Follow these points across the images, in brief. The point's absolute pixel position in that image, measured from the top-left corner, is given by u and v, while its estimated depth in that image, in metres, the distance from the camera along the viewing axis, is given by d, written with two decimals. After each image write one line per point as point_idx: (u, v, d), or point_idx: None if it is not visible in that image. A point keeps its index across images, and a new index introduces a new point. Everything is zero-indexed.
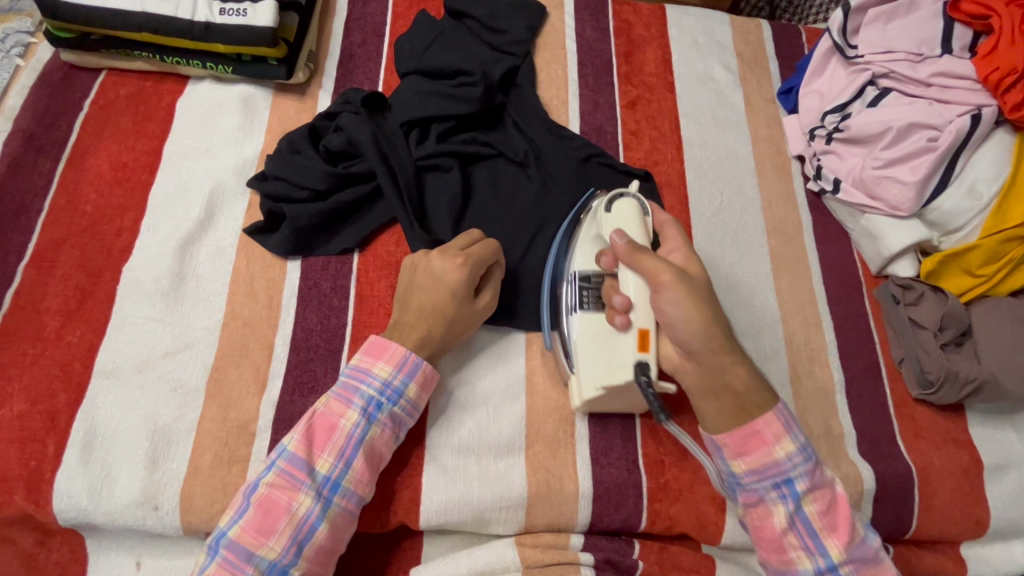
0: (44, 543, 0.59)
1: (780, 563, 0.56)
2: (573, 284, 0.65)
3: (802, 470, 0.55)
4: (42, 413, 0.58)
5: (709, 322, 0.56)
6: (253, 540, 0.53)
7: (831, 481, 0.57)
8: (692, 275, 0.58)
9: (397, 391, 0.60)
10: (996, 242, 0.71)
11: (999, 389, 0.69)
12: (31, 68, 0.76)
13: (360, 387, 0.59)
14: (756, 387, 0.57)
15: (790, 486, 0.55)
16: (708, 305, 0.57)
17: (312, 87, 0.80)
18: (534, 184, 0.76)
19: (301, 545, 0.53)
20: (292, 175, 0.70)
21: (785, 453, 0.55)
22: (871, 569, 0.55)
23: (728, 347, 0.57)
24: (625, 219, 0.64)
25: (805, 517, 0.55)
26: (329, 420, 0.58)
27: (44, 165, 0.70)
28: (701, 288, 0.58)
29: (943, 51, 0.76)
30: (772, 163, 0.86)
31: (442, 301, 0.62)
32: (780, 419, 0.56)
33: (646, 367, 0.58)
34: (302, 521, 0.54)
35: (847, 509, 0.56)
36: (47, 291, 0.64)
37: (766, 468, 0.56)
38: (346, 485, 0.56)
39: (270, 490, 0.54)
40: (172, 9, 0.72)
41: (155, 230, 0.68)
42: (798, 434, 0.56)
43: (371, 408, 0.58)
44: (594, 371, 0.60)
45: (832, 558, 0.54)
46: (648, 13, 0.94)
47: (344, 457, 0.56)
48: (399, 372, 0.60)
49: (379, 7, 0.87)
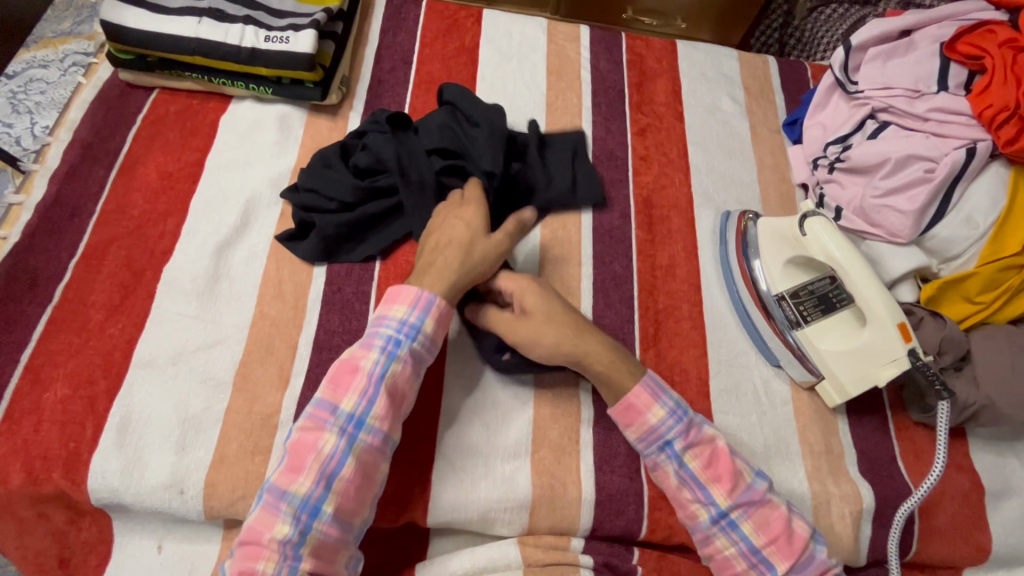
0: (75, 521, 0.63)
1: (685, 518, 0.63)
2: (787, 303, 0.75)
3: (676, 431, 0.63)
4: (83, 399, 0.63)
5: (551, 340, 0.65)
6: (285, 478, 0.56)
7: (710, 436, 0.64)
8: (530, 300, 0.67)
9: (414, 328, 0.62)
10: (994, 270, 0.73)
11: (997, 413, 0.70)
12: (91, 85, 0.84)
13: (379, 330, 0.62)
14: (609, 352, 0.66)
15: (670, 448, 0.63)
16: (543, 311, 0.67)
17: (344, 109, 0.86)
18: (542, 223, 0.81)
19: (330, 479, 0.56)
20: (323, 187, 0.75)
21: (657, 419, 0.63)
22: (760, 510, 0.62)
23: (574, 347, 0.65)
24: (827, 239, 0.72)
25: (691, 472, 0.62)
26: (352, 363, 0.60)
27: (98, 172, 0.77)
28: (539, 326, 0.66)
29: (939, 89, 0.80)
30: (776, 191, 0.90)
31: (461, 229, 0.68)
32: (647, 390, 0.64)
33: (917, 353, 0.67)
34: (329, 458, 0.56)
35: (728, 460, 0.63)
36: (94, 286, 0.69)
37: (648, 436, 0.64)
38: (370, 422, 0.58)
39: (300, 433, 0.58)
40: (221, 35, 0.79)
41: (194, 234, 0.74)
42: (667, 400, 0.64)
43: (391, 346, 0.61)
44: (856, 371, 0.70)
45: (720, 506, 0.62)
46: (660, 47, 1.00)
47: (367, 395, 0.59)
48: (414, 310, 0.63)
49: (408, 37, 0.94)
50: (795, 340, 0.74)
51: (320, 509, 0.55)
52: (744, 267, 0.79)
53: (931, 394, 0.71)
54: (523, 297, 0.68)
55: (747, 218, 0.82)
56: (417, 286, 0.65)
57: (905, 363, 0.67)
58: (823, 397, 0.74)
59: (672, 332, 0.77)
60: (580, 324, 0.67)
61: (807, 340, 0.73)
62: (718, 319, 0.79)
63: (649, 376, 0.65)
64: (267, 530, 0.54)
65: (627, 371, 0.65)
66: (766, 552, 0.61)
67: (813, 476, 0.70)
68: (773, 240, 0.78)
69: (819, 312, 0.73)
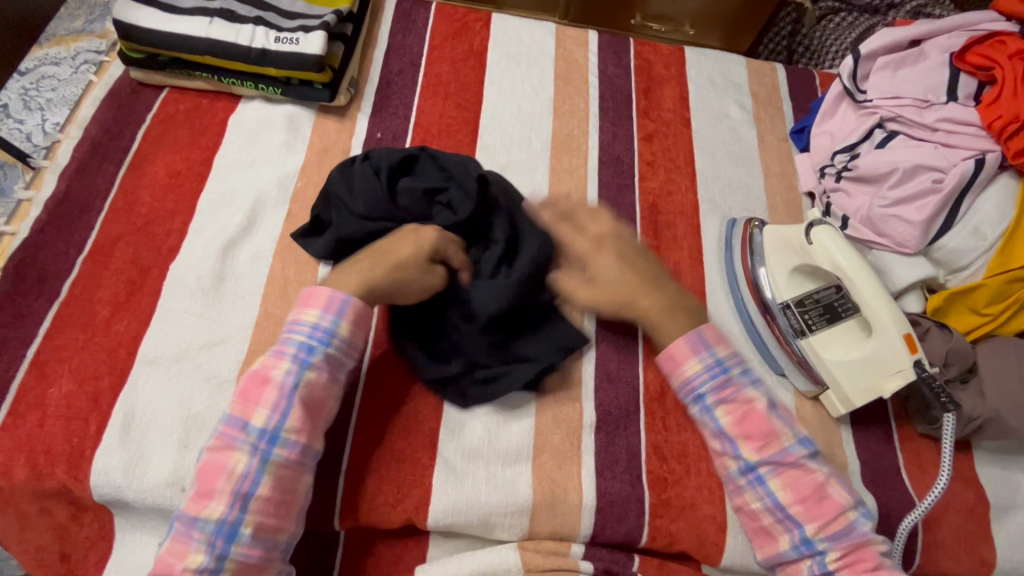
0: (77, 517, 0.63)
1: (718, 468, 0.64)
2: (792, 311, 0.74)
3: (710, 385, 0.63)
4: (88, 394, 0.63)
5: (619, 297, 0.68)
6: (196, 505, 0.54)
7: (746, 396, 0.63)
8: (597, 261, 0.69)
9: (327, 332, 0.61)
10: (1002, 282, 0.72)
11: (1005, 426, 0.69)
12: (103, 83, 0.85)
13: (290, 338, 0.60)
14: (666, 307, 0.67)
15: (703, 402, 0.64)
16: (612, 266, 0.69)
17: (352, 110, 0.87)
18: None
19: (244, 498, 0.54)
20: (353, 186, 0.71)
21: (693, 372, 0.64)
22: (791, 471, 0.60)
23: (635, 300, 0.68)
24: (833, 247, 0.72)
25: (722, 426, 0.62)
26: (261, 375, 0.59)
27: (108, 169, 0.77)
28: (606, 278, 0.69)
29: (949, 99, 0.79)
30: (783, 199, 0.89)
31: (407, 246, 0.65)
32: (688, 345, 0.65)
33: (923, 364, 0.67)
34: (242, 477, 0.55)
35: (763, 420, 0.62)
36: (101, 282, 0.69)
37: (683, 389, 0.65)
38: (284, 435, 0.57)
39: (210, 455, 0.56)
40: (232, 36, 0.80)
41: (201, 232, 0.74)
42: (706, 354, 0.64)
43: (302, 353, 0.60)
44: (861, 381, 0.69)
45: (748, 460, 0.61)
46: (668, 53, 1.00)
47: (279, 408, 0.57)
48: (327, 313, 0.61)
49: (417, 40, 0.94)
50: (799, 349, 0.73)
51: (237, 532, 0.54)
52: (749, 274, 0.79)
53: (936, 406, 0.71)
54: (590, 261, 0.70)
55: (754, 225, 0.82)
56: (337, 286, 0.64)
57: (910, 374, 0.67)
58: (827, 407, 0.74)
59: None
60: (646, 278, 0.69)
61: (812, 349, 0.72)
62: (722, 325, 0.78)
63: (693, 335, 0.65)
64: (182, 560, 0.53)
65: (677, 326, 0.66)
66: (793, 511, 0.59)
67: None
68: (778, 248, 0.77)
69: (825, 320, 0.73)
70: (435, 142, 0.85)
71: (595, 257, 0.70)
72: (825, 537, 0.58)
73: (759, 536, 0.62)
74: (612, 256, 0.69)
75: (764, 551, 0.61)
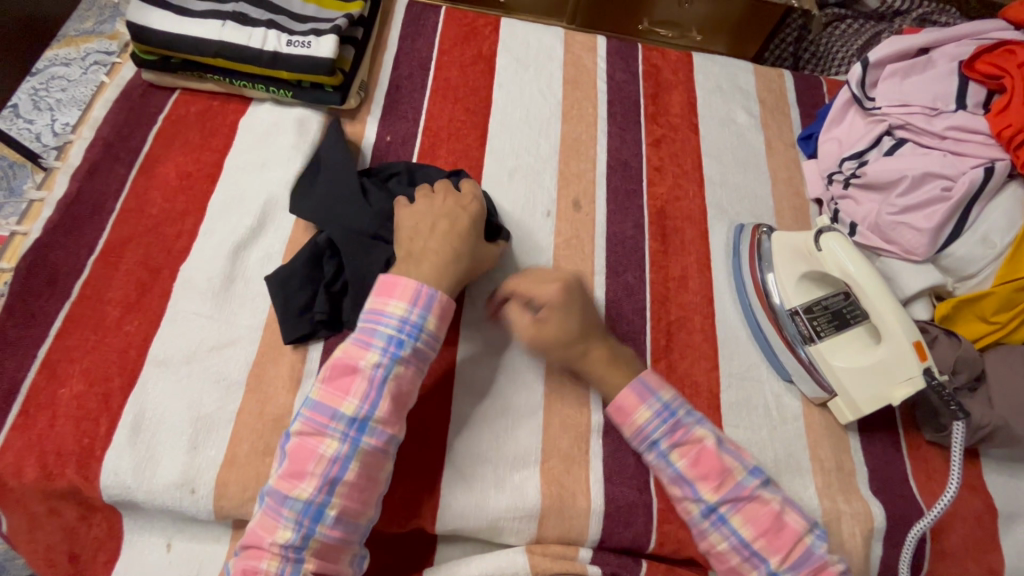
0: (86, 518, 0.63)
1: (681, 513, 0.63)
2: (800, 318, 0.74)
3: (661, 430, 0.63)
4: (98, 395, 0.63)
5: (564, 351, 0.68)
6: (287, 483, 0.55)
7: (697, 435, 0.63)
8: (546, 314, 0.67)
9: (416, 325, 0.60)
10: (1011, 290, 0.71)
11: (1013, 435, 0.69)
12: (115, 84, 0.85)
13: (378, 329, 0.59)
14: (610, 359, 0.67)
15: (657, 447, 0.63)
16: (561, 316, 0.67)
17: (362, 113, 0.87)
18: (555, 232, 0.81)
19: (333, 483, 0.55)
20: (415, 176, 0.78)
21: (644, 420, 0.64)
22: (750, 505, 0.60)
23: (581, 353, 0.67)
24: (842, 254, 0.72)
25: (678, 470, 0.62)
26: (350, 362, 0.58)
27: (119, 170, 0.78)
28: (545, 334, 0.68)
29: (957, 107, 0.80)
30: (790, 205, 0.90)
31: (465, 223, 0.67)
32: (635, 393, 0.65)
33: (933, 372, 0.66)
34: (331, 462, 0.55)
35: (715, 458, 0.61)
36: (112, 283, 0.70)
37: (636, 437, 0.64)
38: (373, 424, 0.57)
39: (300, 438, 0.56)
40: (244, 39, 0.80)
41: (211, 234, 0.74)
42: (654, 401, 0.64)
43: (392, 347, 0.59)
44: (869, 388, 0.69)
45: (708, 501, 0.61)
46: (676, 59, 1.00)
47: (369, 399, 0.57)
48: (415, 307, 0.60)
49: (426, 44, 0.95)
50: (807, 355, 0.73)
51: (323, 513, 0.54)
52: (757, 279, 0.79)
53: (945, 413, 0.71)
54: (542, 313, 0.68)
55: (761, 231, 0.82)
56: (416, 277, 0.62)
57: (921, 382, 0.66)
58: (835, 414, 0.74)
59: (684, 344, 0.76)
60: (590, 329, 0.68)
61: (820, 356, 0.72)
62: (730, 331, 0.78)
63: (636, 385, 0.65)
64: (268, 536, 0.54)
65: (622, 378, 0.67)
66: (756, 546, 0.59)
67: (823, 493, 0.69)
68: (787, 255, 0.78)
69: (833, 327, 0.73)
70: (444, 145, 0.85)
71: (547, 311, 0.67)
72: (791, 567, 0.59)
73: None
74: (561, 310, 0.67)
75: None
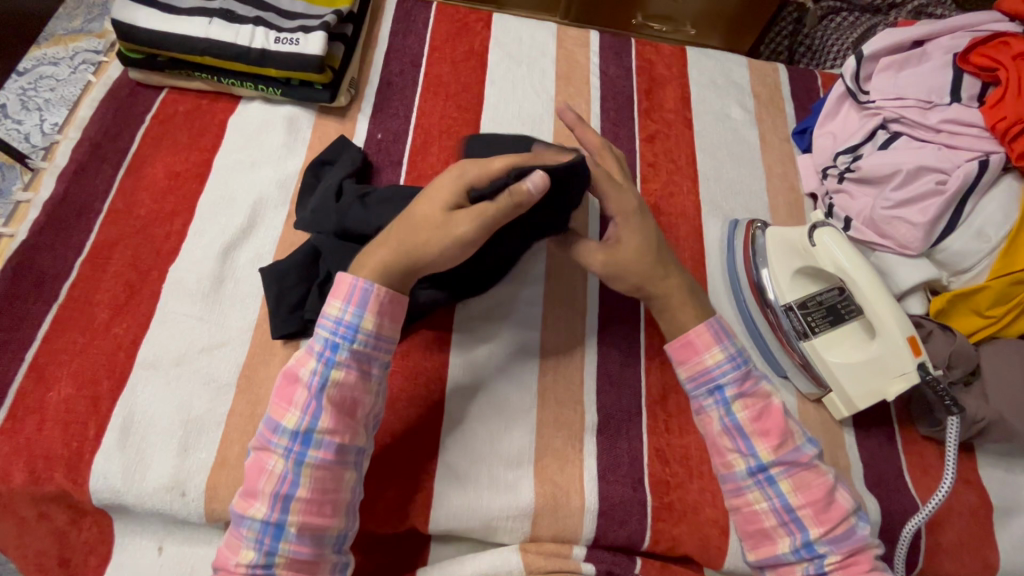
0: (76, 522, 0.63)
1: (720, 467, 0.64)
2: (794, 313, 0.74)
3: (731, 377, 0.64)
4: (86, 398, 0.63)
5: (637, 276, 0.67)
6: (244, 502, 0.55)
7: (764, 392, 0.64)
8: (623, 238, 0.67)
9: (351, 326, 0.57)
10: (1006, 284, 0.71)
11: (1008, 429, 0.69)
12: (102, 83, 0.84)
13: (316, 334, 0.58)
14: (684, 290, 0.67)
15: (721, 393, 0.63)
16: (640, 242, 0.67)
17: (352, 111, 0.86)
18: None
19: (285, 500, 0.54)
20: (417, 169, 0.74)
21: (714, 362, 0.64)
22: (803, 473, 0.61)
23: (660, 279, 0.67)
24: (836, 250, 0.72)
25: (737, 422, 0.62)
26: (293, 373, 0.57)
27: (107, 171, 0.77)
28: (628, 251, 0.67)
29: (951, 100, 0.79)
30: (785, 200, 0.89)
31: (420, 210, 0.59)
32: (709, 331, 0.65)
33: (927, 367, 0.66)
34: (280, 479, 0.54)
35: (779, 418, 0.62)
36: (100, 285, 0.69)
37: (699, 377, 0.64)
38: (317, 435, 0.55)
39: (254, 455, 0.57)
40: (232, 36, 0.79)
41: (200, 235, 0.74)
42: (727, 346, 0.65)
43: (328, 352, 0.57)
44: (864, 384, 0.69)
45: (761, 458, 0.61)
46: (669, 54, 1.00)
47: (309, 410, 0.55)
48: (349, 305, 0.57)
49: (417, 41, 0.94)
50: (802, 351, 0.73)
51: (283, 530, 0.53)
52: (751, 275, 0.78)
53: (939, 409, 0.71)
54: (619, 233, 0.67)
55: (756, 226, 0.81)
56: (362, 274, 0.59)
57: (915, 377, 0.66)
58: (830, 410, 0.74)
59: None
60: (667, 263, 0.68)
61: (816, 352, 0.72)
62: None
63: (717, 322, 0.66)
64: (232, 556, 0.54)
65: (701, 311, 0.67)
66: (800, 513, 0.60)
67: None
68: (780, 248, 0.77)
69: (828, 323, 0.73)
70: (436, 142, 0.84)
71: (627, 235, 0.67)
72: (830, 540, 0.59)
73: (754, 538, 0.62)
74: (638, 239, 0.67)
75: (756, 552, 0.61)
